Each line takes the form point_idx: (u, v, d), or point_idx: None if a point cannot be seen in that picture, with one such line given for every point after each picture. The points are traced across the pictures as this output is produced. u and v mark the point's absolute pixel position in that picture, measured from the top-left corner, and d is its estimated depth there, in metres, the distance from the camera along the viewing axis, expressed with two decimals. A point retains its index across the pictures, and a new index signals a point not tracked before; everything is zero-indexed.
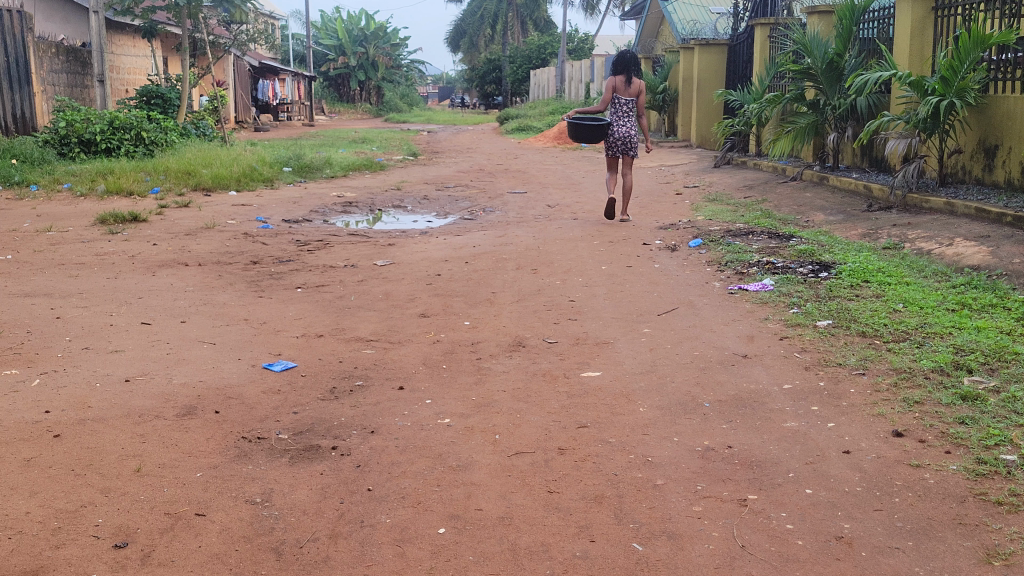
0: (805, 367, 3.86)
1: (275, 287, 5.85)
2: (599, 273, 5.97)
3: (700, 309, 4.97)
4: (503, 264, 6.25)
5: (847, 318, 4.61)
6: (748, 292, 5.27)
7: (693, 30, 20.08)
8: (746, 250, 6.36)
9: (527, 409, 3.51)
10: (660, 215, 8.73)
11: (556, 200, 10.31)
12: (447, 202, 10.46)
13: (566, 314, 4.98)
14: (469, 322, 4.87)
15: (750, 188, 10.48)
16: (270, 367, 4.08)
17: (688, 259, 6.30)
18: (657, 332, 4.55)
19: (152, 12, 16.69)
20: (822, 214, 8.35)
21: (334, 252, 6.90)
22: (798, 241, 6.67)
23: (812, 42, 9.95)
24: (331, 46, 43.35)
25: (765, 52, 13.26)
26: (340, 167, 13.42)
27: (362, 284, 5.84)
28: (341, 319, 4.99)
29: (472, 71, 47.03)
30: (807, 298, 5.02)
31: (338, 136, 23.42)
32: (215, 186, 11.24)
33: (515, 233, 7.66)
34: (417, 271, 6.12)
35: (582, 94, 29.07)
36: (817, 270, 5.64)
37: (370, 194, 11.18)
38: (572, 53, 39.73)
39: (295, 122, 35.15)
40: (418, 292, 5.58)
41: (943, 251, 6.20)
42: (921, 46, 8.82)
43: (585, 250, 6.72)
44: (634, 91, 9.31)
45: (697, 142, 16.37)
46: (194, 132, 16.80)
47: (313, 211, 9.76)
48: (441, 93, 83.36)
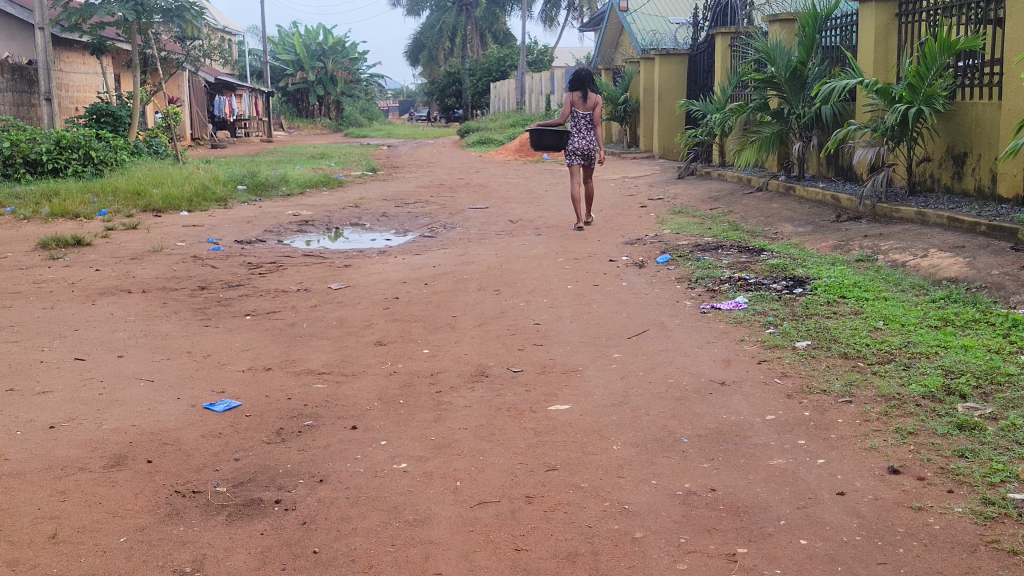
0: (787, 395, 3.61)
1: (222, 315, 5.52)
2: (565, 293, 5.70)
3: (671, 331, 4.71)
4: (464, 286, 5.96)
5: (826, 339, 4.37)
6: (721, 311, 5.02)
7: (652, 40, 19.96)
8: (716, 266, 6.12)
9: (490, 449, 3.23)
10: (625, 229, 8.49)
11: (519, 215, 10.04)
12: (406, 219, 10.16)
13: (530, 338, 4.71)
14: (429, 350, 4.58)
15: (715, 199, 10.28)
16: (211, 406, 3.76)
17: (657, 276, 6.06)
18: (629, 357, 4.28)
19: (101, 28, 16.23)
20: (791, 226, 8.16)
21: (287, 276, 6.57)
22: (770, 255, 6.44)
23: (775, 51, 9.79)
24: (289, 61, 42.87)
25: (726, 61, 13.11)
26: (296, 184, 13.07)
27: (315, 310, 5.52)
28: (291, 349, 4.67)
29: (432, 85, 46.75)
30: (783, 317, 4.78)
31: (296, 151, 23.01)
32: (166, 206, 10.85)
33: (477, 251, 7.38)
34: (374, 294, 5.82)
35: (543, 106, 28.89)
36: (791, 286, 5.41)
37: (327, 211, 10.85)
38: (532, 65, 39.60)
39: (253, 138, 34.63)
40: (375, 318, 5.28)
41: (919, 263, 6.01)
42: (886, 53, 8.68)
43: (550, 268, 6.45)
44: (591, 104, 9.14)
45: (660, 153, 16.19)
46: (146, 150, 16.35)
47: (267, 231, 9.41)
48: (401, 106, 82.96)
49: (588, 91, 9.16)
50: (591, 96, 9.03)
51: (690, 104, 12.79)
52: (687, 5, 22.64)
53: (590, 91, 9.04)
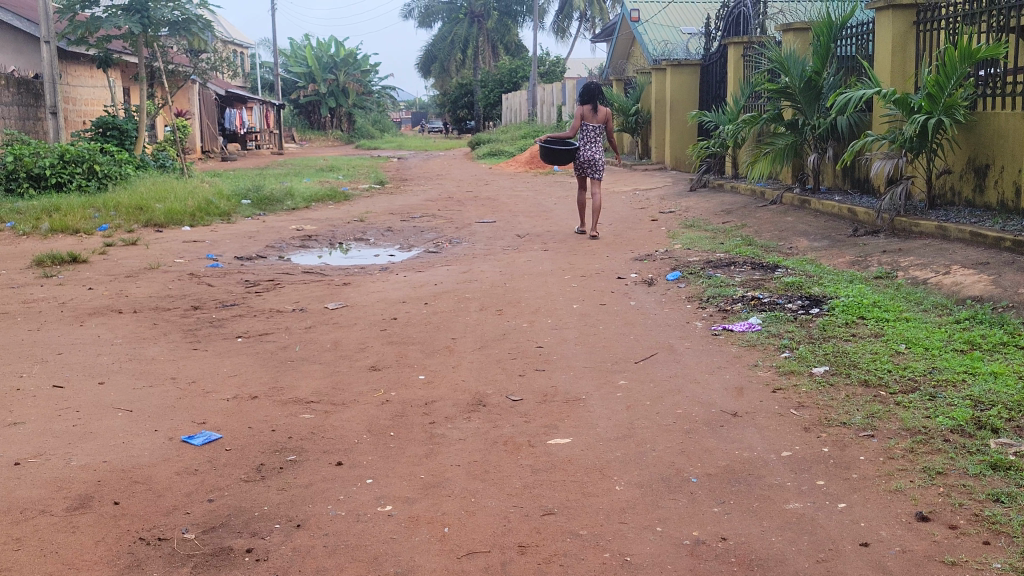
0: (804, 428, 3.36)
1: (212, 337, 5.31)
2: (570, 313, 5.46)
3: (681, 355, 4.47)
4: (466, 305, 5.73)
5: (846, 364, 4.12)
6: (733, 334, 4.78)
7: (664, 50, 19.75)
8: (728, 284, 5.88)
9: (483, 489, 2.98)
10: (635, 244, 8.26)
11: (526, 230, 9.82)
12: (411, 234, 9.94)
13: (532, 363, 4.47)
14: (425, 376, 4.35)
15: (728, 212, 10.04)
16: (190, 440, 3.54)
17: (667, 295, 5.82)
18: (635, 384, 4.04)
19: (107, 41, 16.13)
20: (806, 241, 7.90)
21: (284, 295, 6.36)
22: (785, 272, 6.19)
23: (789, 61, 9.54)
24: (301, 73, 42.84)
25: (738, 71, 12.88)
26: (302, 198, 12.88)
27: (310, 332, 5.30)
28: (280, 375, 4.45)
29: (444, 96, 46.64)
30: (799, 340, 4.53)
31: (305, 164, 22.85)
32: (168, 221, 10.68)
33: (481, 268, 7.16)
34: (371, 315, 5.59)
35: (554, 117, 28.70)
36: (807, 306, 5.16)
37: (331, 226, 10.65)
38: (544, 76, 39.46)
39: (264, 151, 34.54)
40: (371, 340, 5.06)
41: (941, 281, 5.75)
42: (903, 63, 8.43)
43: (556, 286, 6.22)
44: (600, 117, 9.01)
45: (672, 165, 15.94)
46: (152, 164, 16.21)
47: (268, 247, 9.22)
48: (414, 117, 82.96)
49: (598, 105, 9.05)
50: (600, 107, 8.90)
51: (702, 115, 12.54)
52: (698, 15, 22.41)
53: (600, 101, 8.93)
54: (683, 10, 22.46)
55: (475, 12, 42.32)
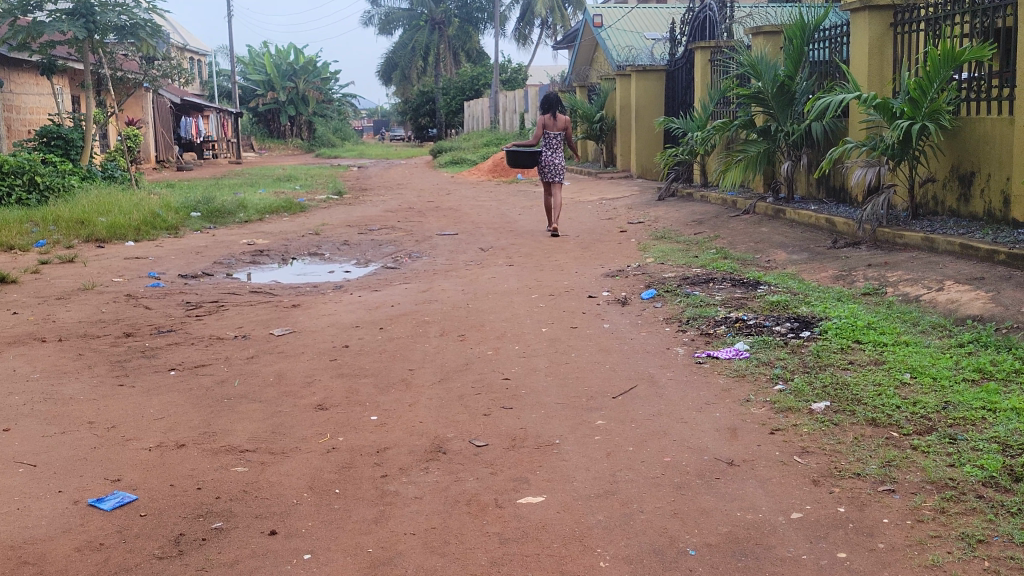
0: (813, 481, 2.93)
1: (142, 370, 4.77)
2: (539, 338, 5.00)
3: (663, 388, 4.02)
4: (424, 330, 5.25)
5: (849, 399, 3.69)
6: (719, 362, 4.35)
7: (628, 56, 19.39)
8: (709, 303, 5.45)
9: (443, 568, 2.51)
10: (604, 258, 7.83)
11: (490, 242, 9.36)
12: (369, 248, 9.44)
13: (498, 400, 3.99)
14: (377, 417, 3.86)
15: (700, 222, 9.65)
16: (98, 503, 3.02)
17: (643, 316, 5.39)
18: (615, 425, 3.58)
19: (51, 46, 15.41)
20: (784, 253, 7.52)
21: (226, 319, 5.83)
22: (767, 289, 5.77)
23: (761, 65, 9.17)
24: (259, 81, 42.04)
25: (706, 76, 12.51)
26: (255, 209, 12.31)
27: (252, 363, 4.78)
28: (214, 416, 3.93)
29: (405, 104, 46.03)
30: (793, 369, 4.09)
31: (263, 173, 22.20)
32: (110, 236, 10.08)
33: (442, 286, 6.68)
34: (321, 342, 5.09)
35: (518, 124, 28.26)
36: (797, 329, 4.73)
37: (284, 239, 10.10)
38: (506, 83, 39.08)
39: (221, 159, 33.74)
40: (319, 373, 4.55)
41: (935, 297, 5.36)
42: (881, 66, 8.08)
43: (522, 307, 5.76)
44: (561, 123, 9.51)
45: (638, 172, 15.56)
46: (100, 174, 15.52)
47: (216, 263, 8.67)
48: (377, 126, 82.18)
49: (558, 113, 9.58)
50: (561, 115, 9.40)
51: (669, 122, 12.14)
52: (662, 21, 22.10)
53: (560, 110, 9.43)
54: (647, 16, 22.12)
55: (436, 19, 41.82)
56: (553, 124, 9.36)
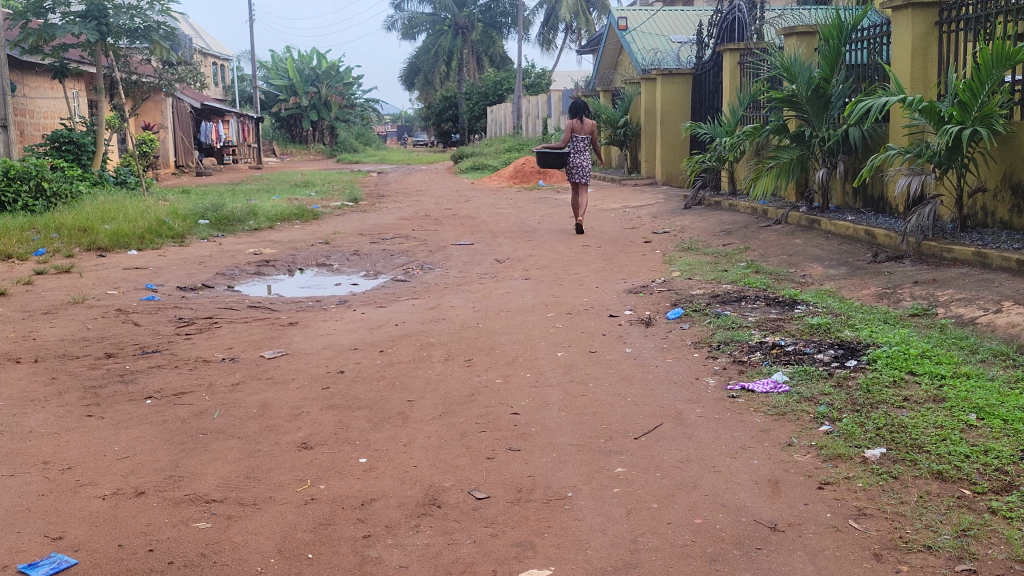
0: (875, 555, 2.44)
1: (117, 397, 4.34)
2: (554, 364, 4.54)
3: (692, 428, 3.54)
4: (429, 353, 4.80)
5: (909, 446, 3.18)
6: (755, 396, 3.86)
7: (653, 60, 18.90)
8: (741, 325, 4.96)
9: None
10: (626, 271, 7.35)
11: (507, 253, 8.91)
12: (380, 258, 9.01)
13: (505, 440, 3.53)
14: (366, 459, 3.40)
15: (728, 233, 9.15)
16: (29, 570, 2.57)
17: (669, 339, 4.91)
18: (636, 475, 3.11)
19: (64, 50, 15.09)
20: (821, 268, 7.02)
21: (217, 338, 5.41)
22: (804, 309, 5.28)
23: (795, 67, 8.67)
24: (281, 86, 41.81)
25: (734, 80, 11.99)
26: (266, 217, 11.93)
27: (236, 392, 4.33)
28: (184, 457, 3.49)
29: (428, 110, 45.73)
30: (841, 408, 3.60)
31: (281, 180, 21.84)
32: (112, 245, 9.70)
33: (452, 302, 6.22)
34: (314, 367, 4.64)
35: (540, 129, 27.80)
36: (841, 357, 4.23)
37: (293, 249, 9.68)
38: (530, 88, 38.71)
39: (242, 164, 33.46)
40: (309, 404, 4.10)
41: (993, 320, 4.84)
42: (925, 68, 7.56)
43: (537, 327, 5.29)
44: (588, 127, 9.69)
45: (663, 180, 15.05)
46: (112, 181, 15.18)
47: (219, 274, 8.28)
48: (399, 130, 81.91)
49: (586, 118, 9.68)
50: (587, 120, 9.59)
51: (696, 127, 11.64)
52: (688, 24, 21.58)
53: (587, 114, 9.63)
54: (672, 18, 21.64)
55: (459, 24, 41.49)
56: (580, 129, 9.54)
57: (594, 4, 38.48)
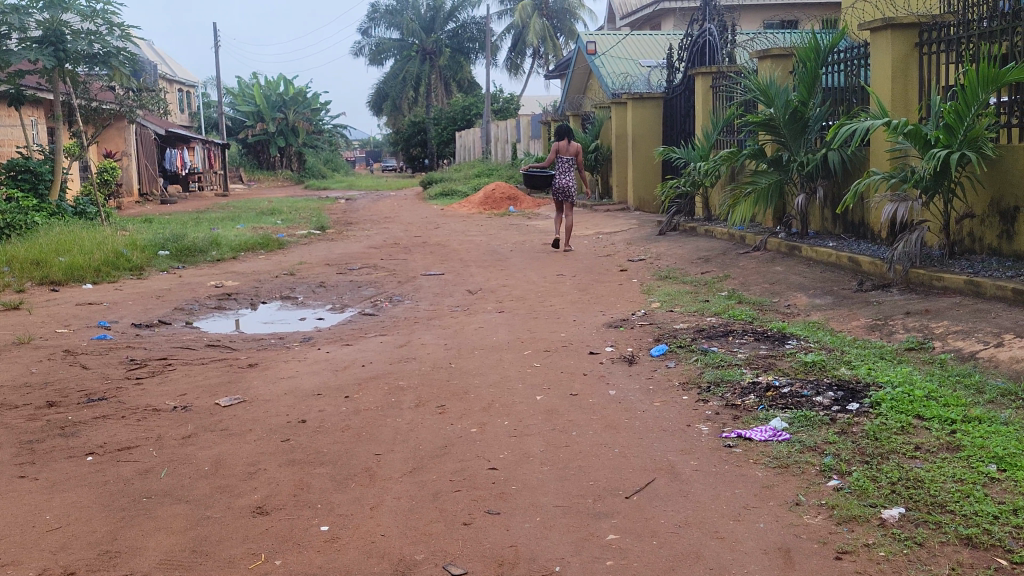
0: None
1: (55, 453, 3.96)
2: (533, 409, 4.21)
3: (688, 485, 3.24)
4: (398, 398, 4.46)
5: (930, 505, 2.90)
6: (753, 444, 3.57)
7: (624, 84, 18.74)
8: (731, 363, 4.66)
9: None
10: (604, 303, 7.06)
11: (479, 283, 8.61)
12: (347, 290, 8.66)
13: (483, 501, 3.20)
14: (328, 527, 3.06)
15: (706, 260, 8.90)
16: None
17: (654, 379, 4.61)
18: (630, 545, 2.79)
19: (20, 76, 14.63)
20: (805, 297, 6.77)
21: (170, 382, 5.04)
22: (795, 344, 4.99)
23: (772, 90, 8.46)
24: (247, 112, 41.35)
25: (707, 104, 11.79)
26: (229, 247, 11.54)
27: (186, 446, 3.97)
28: (124, 527, 3.13)
29: (397, 135, 45.42)
30: (849, 459, 3.31)
31: (247, 207, 21.41)
32: (66, 278, 9.29)
33: (422, 338, 5.89)
34: (273, 416, 4.28)
35: (509, 154, 27.58)
36: (842, 400, 3.93)
37: (256, 281, 9.31)
38: (499, 113, 38.55)
39: (208, 192, 32.94)
40: (267, 459, 3.75)
41: (995, 354, 4.58)
42: (906, 90, 7.34)
43: (513, 367, 4.97)
44: (572, 150, 10.44)
45: (636, 205, 14.81)
46: (70, 210, 14.71)
47: (177, 309, 7.89)
48: (367, 156, 81.44)
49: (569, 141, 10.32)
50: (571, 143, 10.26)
51: (670, 152, 11.40)
52: (658, 48, 21.46)
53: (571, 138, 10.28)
54: (642, 42, 21.52)
55: (426, 49, 41.33)
56: (565, 150, 10.32)
57: (561, 29, 38.50)
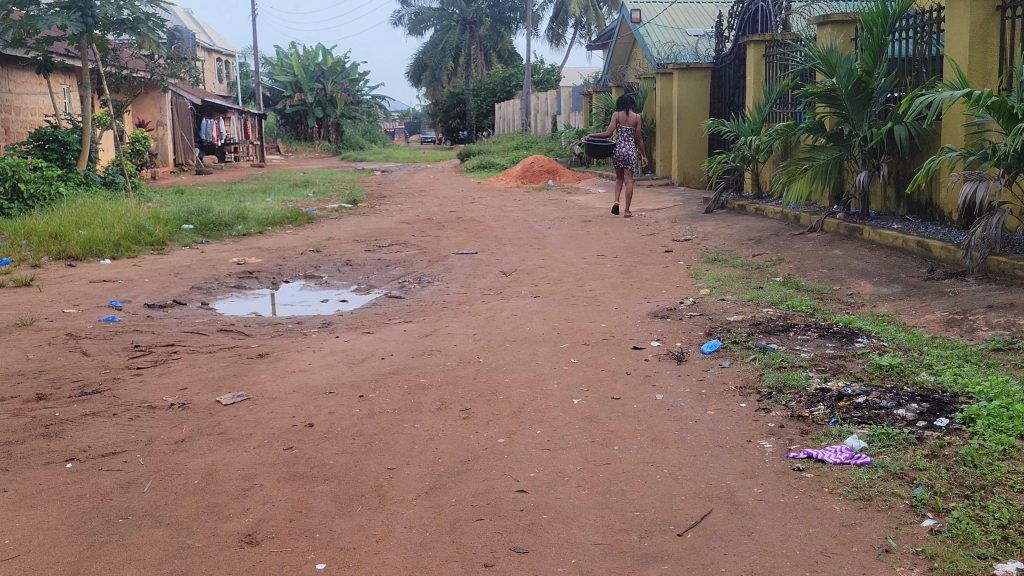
0: None
1: (31, 458, 3.53)
2: (570, 416, 3.71)
3: (753, 520, 2.71)
4: (419, 399, 3.98)
5: None
6: (826, 468, 3.04)
7: (668, 54, 18.05)
8: (795, 365, 4.11)
9: None
10: (649, 288, 6.54)
11: (514, 263, 8.12)
12: (374, 269, 8.20)
13: (510, 537, 2.70)
14: (325, 565, 2.59)
15: (757, 241, 8.33)
16: None
17: (707, 381, 4.08)
18: None
19: (48, 43, 14.28)
20: (870, 285, 6.19)
21: (172, 374, 4.60)
22: (865, 343, 4.43)
23: (834, 57, 7.85)
24: (285, 83, 41.00)
25: (759, 74, 11.12)
26: (256, 221, 11.14)
27: (177, 453, 3.51)
28: (90, 558, 2.68)
29: (436, 106, 44.88)
30: (946, 492, 2.76)
31: (280, 179, 21.02)
32: (84, 253, 8.93)
33: (449, 326, 5.41)
34: (278, 418, 3.82)
35: (549, 127, 26.94)
36: (928, 415, 3.37)
37: (280, 258, 8.88)
38: (538, 85, 37.91)
39: (244, 163, 32.66)
40: (264, 472, 3.28)
41: None
42: (985, 59, 6.69)
43: (548, 363, 4.47)
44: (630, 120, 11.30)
45: (680, 180, 14.18)
46: (99, 181, 14.39)
47: (194, 288, 7.48)
48: (406, 129, 80.88)
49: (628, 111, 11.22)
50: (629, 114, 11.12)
51: (719, 125, 10.77)
52: (705, 17, 20.71)
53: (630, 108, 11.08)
54: (688, 11, 20.76)
55: (466, 19, 40.73)
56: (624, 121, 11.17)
57: None
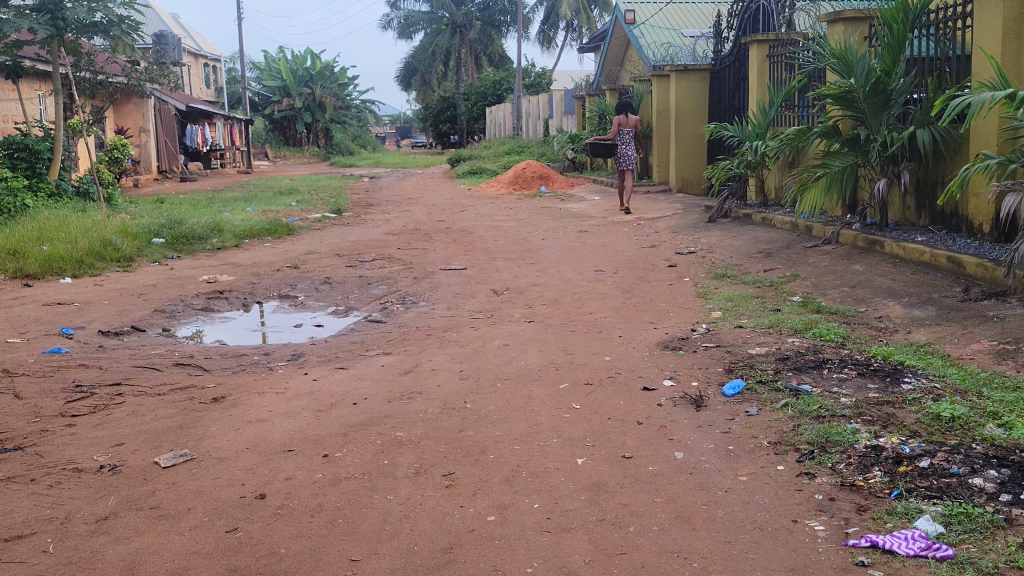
0: None
1: None
2: (574, 485, 3.09)
3: None
4: (394, 460, 3.35)
5: None
6: (895, 565, 2.42)
7: (664, 56, 17.48)
8: (837, 416, 3.49)
9: None
10: (654, 311, 5.93)
11: (506, 280, 7.51)
12: (355, 288, 7.57)
13: None
14: None
15: (769, 255, 7.72)
16: None
17: (734, 435, 3.46)
18: None
19: (16, 46, 13.57)
20: (899, 307, 5.60)
21: (110, 425, 3.96)
22: (913, 385, 3.81)
23: (850, 56, 7.24)
24: (273, 87, 40.33)
25: (762, 75, 10.52)
26: (232, 233, 10.49)
27: (97, 537, 2.88)
28: None
29: (426, 111, 44.31)
30: None
31: (264, 186, 20.33)
32: (42, 271, 8.29)
33: (433, 360, 4.79)
34: (224, 486, 3.19)
35: (542, 131, 26.32)
36: (1012, 486, 2.75)
37: (255, 275, 8.24)
38: (529, 88, 37.43)
39: (230, 169, 31.96)
40: (198, 566, 2.65)
41: None
42: (1020, 57, 6.07)
43: (546, 410, 3.85)
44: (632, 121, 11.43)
45: (677, 186, 13.57)
46: (70, 190, 13.69)
47: (157, 311, 6.84)
48: (396, 134, 80.20)
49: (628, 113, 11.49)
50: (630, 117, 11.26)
51: (721, 129, 10.17)
52: (701, 17, 20.17)
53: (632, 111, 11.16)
54: (683, 12, 20.22)
55: (457, 22, 40.18)
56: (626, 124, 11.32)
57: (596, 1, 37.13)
